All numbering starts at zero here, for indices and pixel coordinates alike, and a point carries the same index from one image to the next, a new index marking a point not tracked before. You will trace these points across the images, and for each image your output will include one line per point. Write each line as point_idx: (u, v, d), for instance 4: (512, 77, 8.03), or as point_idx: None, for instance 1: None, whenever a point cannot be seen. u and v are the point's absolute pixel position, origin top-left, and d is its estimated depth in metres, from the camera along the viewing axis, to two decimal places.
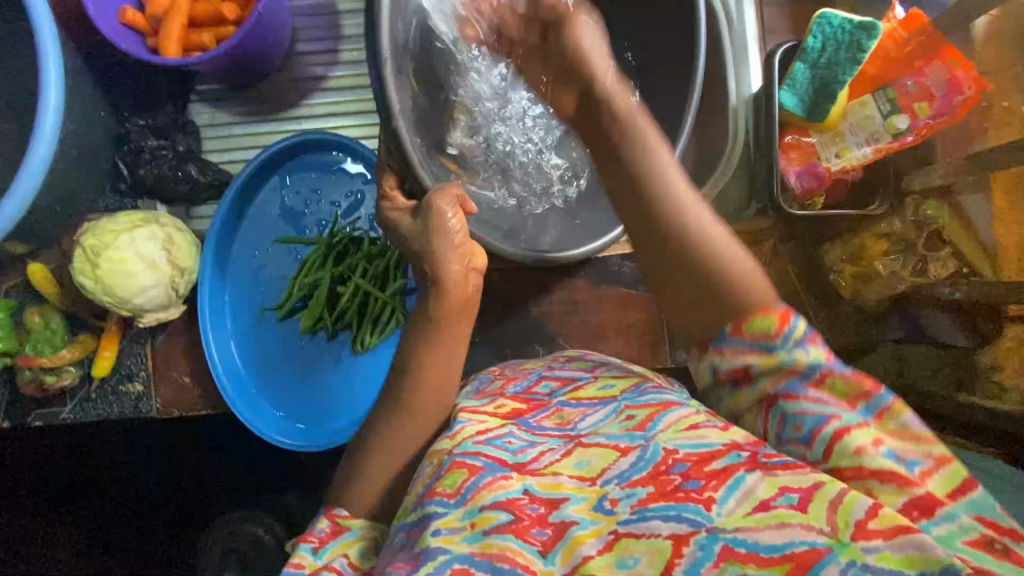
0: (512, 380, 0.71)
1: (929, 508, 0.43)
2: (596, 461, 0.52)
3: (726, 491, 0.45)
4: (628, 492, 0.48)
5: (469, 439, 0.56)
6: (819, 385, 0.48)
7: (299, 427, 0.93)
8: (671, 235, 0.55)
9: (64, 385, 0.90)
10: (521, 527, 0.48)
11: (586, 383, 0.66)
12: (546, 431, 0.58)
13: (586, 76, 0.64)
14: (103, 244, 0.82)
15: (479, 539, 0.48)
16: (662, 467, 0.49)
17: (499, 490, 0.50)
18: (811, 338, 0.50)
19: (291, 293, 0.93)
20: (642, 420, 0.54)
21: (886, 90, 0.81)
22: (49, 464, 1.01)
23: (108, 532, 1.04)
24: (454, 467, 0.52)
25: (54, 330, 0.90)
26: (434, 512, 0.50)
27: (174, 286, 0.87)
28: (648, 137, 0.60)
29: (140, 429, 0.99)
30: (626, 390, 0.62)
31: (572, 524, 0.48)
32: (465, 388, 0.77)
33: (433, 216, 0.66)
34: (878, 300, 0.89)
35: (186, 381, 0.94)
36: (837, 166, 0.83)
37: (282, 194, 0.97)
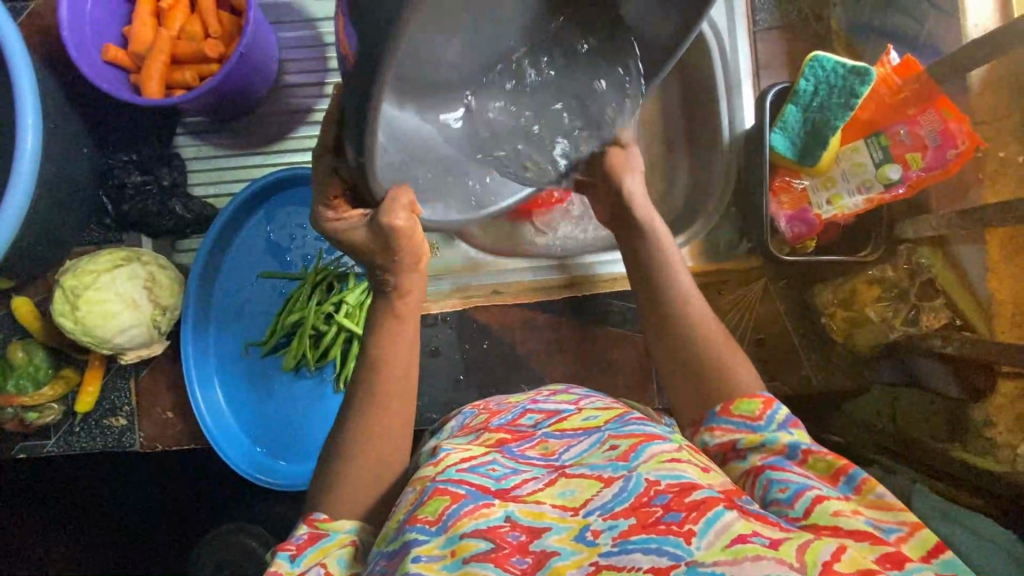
0: (498, 414, 0.70)
1: (900, 561, 0.43)
2: (580, 491, 0.51)
3: (705, 525, 0.45)
4: (611, 524, 0.48)
5: (452, 466, 0.55)
6: (802, 464, 0.54)
7: (280, 463, 0.93)
8: (674, 320, 0.68)
9: (47, 421, 0.89)
10: (501, 555, 0.46)
11: (570, 415, 0.65)
12: (530, 459, 0.58)
13: (618, 189, 0.75)
14: (83, 284, 0.82)
15: (458, 567, 0.46)
16: (643, 498, 0.48)
17: (480, 518, 0.49)
18: (792, 422, 0.58)
19: (274, 330, 0.92)
20: (625, 449, 0.54)
21: (878, 137, 0.79)
22: (36, 497, 1.02)
23: (96, 565, 1.04)
24: (436, 494, 0.51)
25: (38, 365, 0.89)
26: (414, 538, 0.48)
27: (156, 324, 0.87)
28: (664, 246, 0.73)
29: (129, 461, 1.03)
30: (610, 420, 0.62)
31: (552, 554, 0.47)
32: (449, 421, 0.77)
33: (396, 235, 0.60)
34: (869, 345, 0.88)
35: (170, 416, 0.94)
36: (828, 214, 0.82)
37: (268, 228, 0.96)
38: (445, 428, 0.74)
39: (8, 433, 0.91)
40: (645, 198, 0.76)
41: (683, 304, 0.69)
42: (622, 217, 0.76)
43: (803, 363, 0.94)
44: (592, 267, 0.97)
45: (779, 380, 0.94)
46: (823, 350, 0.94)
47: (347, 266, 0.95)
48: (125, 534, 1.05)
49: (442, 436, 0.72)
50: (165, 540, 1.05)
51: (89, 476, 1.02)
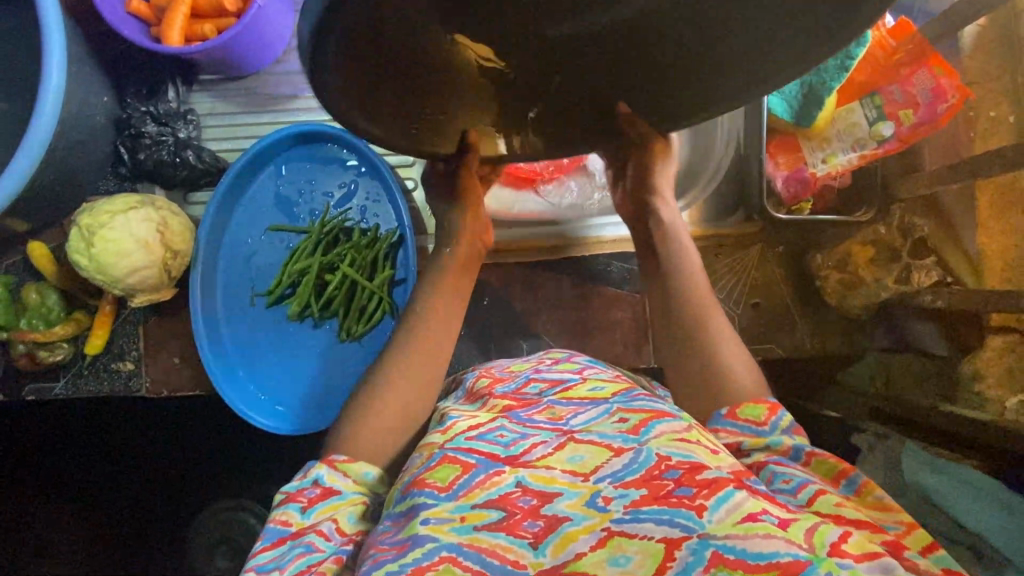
0: (501, 381, 0.72)
1: (899, 549, 0.46)
2: (590, 457, 0.52)
3: (717, 501, 0.45)
4: (621, 493, 0.48)
5: (461, 434, 0.56)
6: (805, 464, 0.56)
7: (278, 409, 0.95)
8: (687, 327, 0.68)
9: (57, 360, 0.92)
10: (513, 522, 0.48)
11: (575, 384, 0.66)
12: (538, 423, 0.58)
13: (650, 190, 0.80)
14: (98, 223, 0.84)
15: (468, 531, 0.48)
16: (654, 471, 0.49)
17: (492, 487, 0.50)
18: (795, 429, 0.60)
19: (280, 280, 0.94)
20: (635, 423, 0.54)
21: (873, 97, 0.81)
22: (81, 426, 1.14)
23: (130, 491, 1.18)
24: (447, 461, 0.53)
25: (51, 307, 0.92)
26: (423, 502, 0.50)
27: (167, 268, 0.89)
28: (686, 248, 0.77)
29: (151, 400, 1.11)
30: (616, 393, 0.63)
31: (564, 520, 0.48)
32: (453, 388, 0.80)
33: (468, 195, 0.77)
34: (863, 307, 0.89)
35: (176, 362, 0.96)
36: (822, 172, 0.84)
37: (277, 183, 0.98)
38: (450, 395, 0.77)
39: (20, 373, 0.94)
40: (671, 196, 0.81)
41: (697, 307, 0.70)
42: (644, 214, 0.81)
43: (798, 326, 0.96)
44: (600, 231, 0.99)
45: (774, 343, 0.96)
46: (817, 315, 0.95)
47: (354, 220, 0.97)
48: (158, 464, 1.18)
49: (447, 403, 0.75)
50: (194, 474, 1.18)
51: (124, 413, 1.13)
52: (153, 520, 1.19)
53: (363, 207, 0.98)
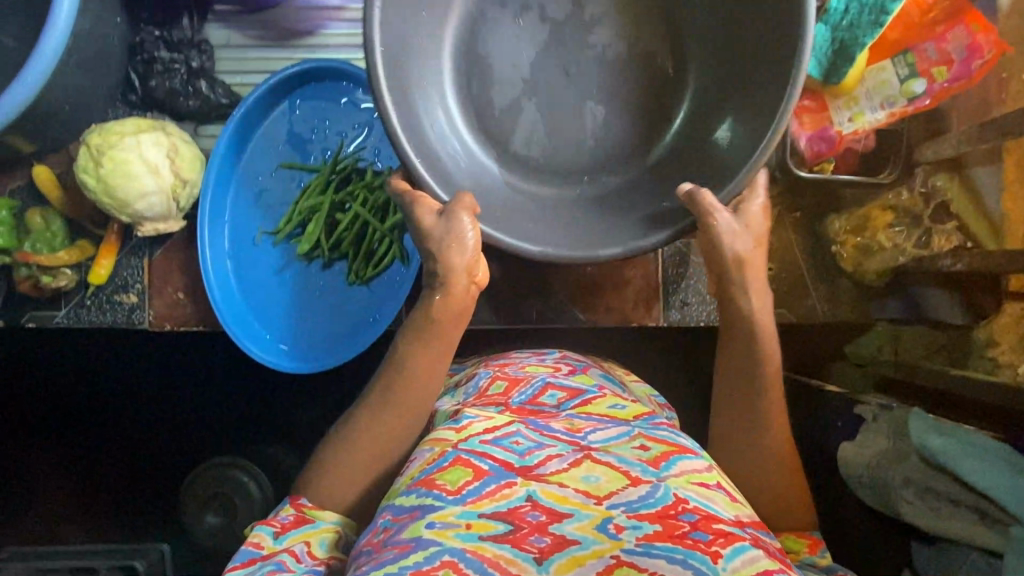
0: (517, 386, 0.72)
1: None
2: (604, 480, 0.55)
3: (733, 551, 0.50)
4: (634, 524, 0.52)
5: (476, 436, 0.59)
6: None
7: (282, 348, 0.94)
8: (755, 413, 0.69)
9: (59, 287, 0.91)
10: (518, 536, 0.51)
11: (595, 398, 0.69)
12: (555, 433, 0.61)
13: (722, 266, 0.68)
14: (108, 144, 0.83)
15: (473, 539, 0.50)
16: (671, 510, 0.52)
17: (501, 500, 0.53)
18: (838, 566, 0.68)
19: (290, 218, 0.93)
20: (657, 455, 0.58)
21: (906, 54, 0.80)
22: (82, 364, 1.14)
23: (129, 432, 1.19)
24: (459, 464, 0.55)
25: (55, 232, 0.91)
26: (431, 504, 0.53)
27: (176, 198, 0.88)
28: (765, 332, 0.68)
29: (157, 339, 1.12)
30: (637, 417, 0.66)
31: (572, 542, 0.51)
32: (466, 381, 0.79)
33: (451, 226, 0.66)
34: (878, 273, 0.89)
35: (180, 297, 0.94)
36: (848, 130, 0.83)
37: (290, 121, 0.96)
38: (460, 391, 0.76)
39: (20, 299, 0.92)
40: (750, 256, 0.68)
41: (763, 391, 0.69)
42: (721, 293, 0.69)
43: (809, 293, 0.94)
44: None
45: (786, 309, 0.93)
46: (829, 286, 0.93)
47: (368, 161, 0.96)
48: (159, 404, 1.19)
49: (457, 399, 0.75)
50: (196, 415, 1.19)
51: (130, 350, 1.14)
52: (150, 463, 1.20)
53: (377, 148, 0.96)
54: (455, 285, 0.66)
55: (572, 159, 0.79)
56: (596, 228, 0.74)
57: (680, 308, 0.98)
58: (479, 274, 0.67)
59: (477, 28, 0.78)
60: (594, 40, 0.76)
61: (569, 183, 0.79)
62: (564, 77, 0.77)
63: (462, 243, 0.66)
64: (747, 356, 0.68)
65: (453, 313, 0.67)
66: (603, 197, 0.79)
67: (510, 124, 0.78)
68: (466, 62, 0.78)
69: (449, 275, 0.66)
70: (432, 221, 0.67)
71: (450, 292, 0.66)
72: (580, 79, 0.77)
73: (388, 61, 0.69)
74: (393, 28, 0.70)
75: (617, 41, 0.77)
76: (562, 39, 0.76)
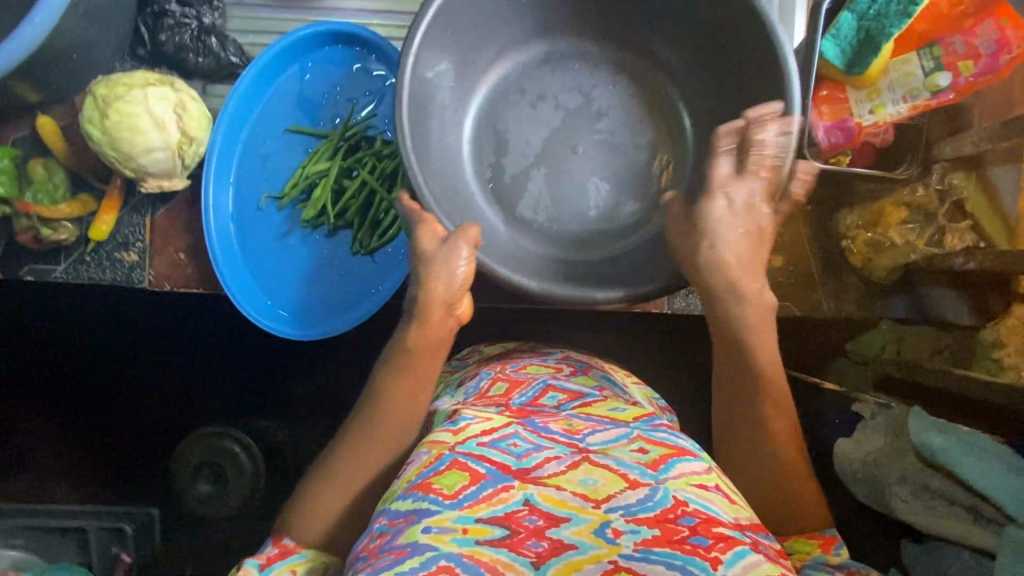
0: (518, 386, 0.72)
1: None
2: (603, 483, 0.55)
3: (733, 557, 0.49)
4: (633, 528, 0.51)
5: (473, 439, 0.57)
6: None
7: (281, 313, 0.93)
8: (758, 415, 0.68)
9: (60, 240, 0.90)
10: (515, 541, 0.51)
11: (595, 401, 0.69)
12: (553, 435, 0.59)
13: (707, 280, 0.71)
14: (116, 96, 0.83)
15: (469, 544, 0.50)
16: (670, 514, 0.52)
17: (498, 504, 0.53)
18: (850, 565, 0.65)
19: (296, 182, 0.92)
20: (656, 458, 0.57)
21: (932, 47, 0.79)
22: (77, 324, 1.13)
23: (122, 395, 1.19)
24: (455, 468, 0.55)
25: (57, 183, 0.89)
26: (426, 508, 0.52)
27: (181, 155, 0.87)
28: (755, 341, 0.68)
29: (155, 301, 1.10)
30: (637, 419, 0.64)
31: (570, 546, 0.51)
32: (465, 381, 0.78)
33: (446, 255, 0.69)
34: (887, 270, 0.88)
35: (181, 258, 0.93)
36: (868, 123, 0.82)
37: (301, 84, 0.94)
38: (460, 390, 0.76)
39: (19, 251, 0.91)
40: (737, 278, 0.70)
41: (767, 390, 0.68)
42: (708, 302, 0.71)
43: (818, 287, 0.94)
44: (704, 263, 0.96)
45: (791, 302, 0.94)
46: (836, 279, 0.94)
47: (378, 129, 0.94)
48: (154, 368, 1.18)
49: (456, 398, 0.73)
50: (189, 380, 1.19)
51: (125, 313, 1.13)
52: (141, 426, 1.20)
53: (388, 117, 0.95)
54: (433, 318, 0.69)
55: (561, 225, 0.88)
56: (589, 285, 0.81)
57: (685, 296, 0.97)
58: (460, 309, 0.70)
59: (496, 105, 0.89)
60: (600, 128, 0.88)
61: (568, 249, 0.87)
62: (572, 155, 0.87)
63: (453, 272, 0.69)
64: (750, 354, 0.68)
65: (431, 345, 0.69)
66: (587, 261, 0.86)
67: (510, 189, 0.88)
68: (483, 137, 0.89)
69: (431, 302, 0.69)
70: (433, 246, 0.70)
71: (429, 315, 0.69)
72: (586, 159, 0.87)
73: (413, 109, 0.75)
74: (422, 85, 0.77)
75: (621, 131, 0.88)
76: (572, 124, 0.87)
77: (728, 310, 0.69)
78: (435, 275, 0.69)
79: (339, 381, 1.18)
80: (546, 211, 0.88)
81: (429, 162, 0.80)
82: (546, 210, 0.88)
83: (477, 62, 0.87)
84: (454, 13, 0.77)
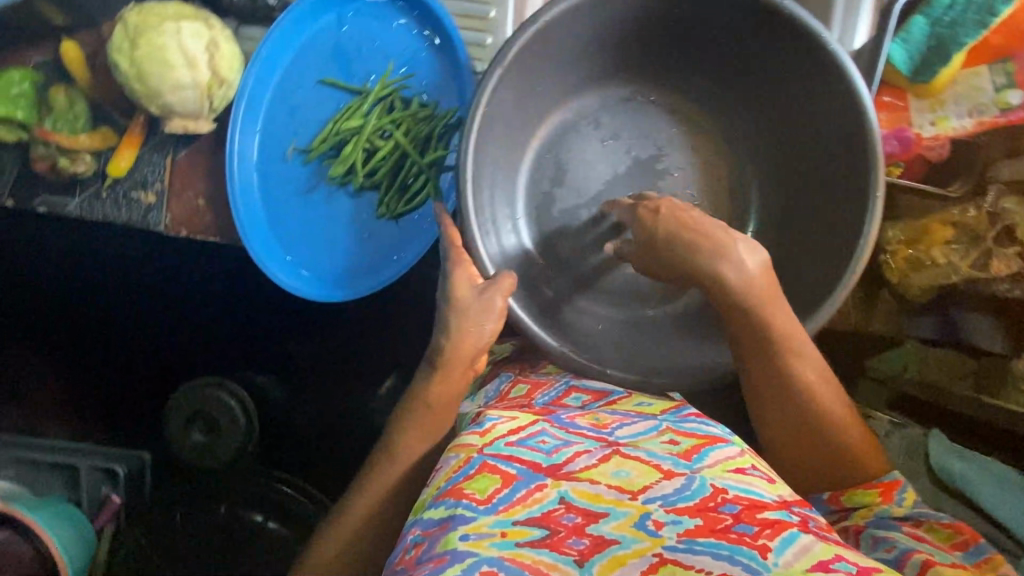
0: (541, 386, 0.76)
1: None
2: (636, 475, 0.56)
3: (782, 543, 0.49)
4: (674, 519, 0.52)
5: (501, 439, 0.58)
6: (916, 526, 0.65)
7: (304, 275, 0.90)
8: (793, 405, 0.69)
9: (77, 173, 0.86)
10: (556, 540, 0.51)
11: (620, 398, 0.73)
12: (580, 430, 0.62)
13: (711, 273, 0.69)
14: (148, 27, 0.79)
15: (509, 547, 0.50)
16: (711, 503, 0.53)
17: (534, 505, 0.53)
18: (915, 508, 0.67)
19: (326, 137, 0.88)
20: (688, 448, 0.59)
21: (1006, 63, 0.76)
22: (86, 263, 1.11)
23: (129, 338, 1.18)
24: (486, 471, 0.55)
25: (77, 114, 0.86)
26: (462, 515, 0.52)
27: (211, 96, 0.83)
28: (766, 317, 0.68)
29: (166, 247, 1.08)
30: (664, 411, 0.68)
31: (612, 542, 0.51)
32: (485, 385, 0.83)
33: (479, 306, 0.71)
34: (923, 289, 0.86)
35: (201, 205, 0.88)
36: (929, 134, 0.80)
37: (337, 33, 0.89)
38: (481, 393, 0.80)
39: (31, 182, 0.86)
40: (738, 262, 0.69)
41: (789, 372, 0.69)
42: (722, 295, 0.70)
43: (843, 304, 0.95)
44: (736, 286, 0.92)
45: None
46: (864, 299, 0.94)
47: (415, 90, 0.92)
48: (160, 315, 1.16)
49: (478, 402, 0.78)
50: (198, 335, 1.17)
51: (136, 257, 1.10)
52: (144, 374, 1.19)
53: (428, 79, 0.92)
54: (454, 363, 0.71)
55: (601, 272, 0.91)
56: (617, 344, 0.84)
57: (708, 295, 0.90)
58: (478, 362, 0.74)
59: (564, 140, 0.91)
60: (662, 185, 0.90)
61: (601, 296, 0.91)
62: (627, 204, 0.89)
63: (480, 327, 0.71)
64: (785, 351, 0.69)
65: (452, 397, 0.72)
66: (616, 313, 0.90)
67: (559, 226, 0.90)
68: (545, 164, 0.90)
69: (456, 343, 0.71)
70: (467, 296, 0.71)
71: (457, 341, 0.71)
72: None
73: (482, 133, 0.76)
74: (499, 110, 0.79)
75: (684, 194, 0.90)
76: (633, 176, 0.89)
77: (737, 301, 0.69)
78: (467, 325, 0.71)
79: (346, 347, 1.17)
80: (590, 252, 0.90)
81: (487, 181, 0.82)
82: (587, 253, 0.90)
83: (555, 92, 0.88)
84: (546, 44, 0.77)
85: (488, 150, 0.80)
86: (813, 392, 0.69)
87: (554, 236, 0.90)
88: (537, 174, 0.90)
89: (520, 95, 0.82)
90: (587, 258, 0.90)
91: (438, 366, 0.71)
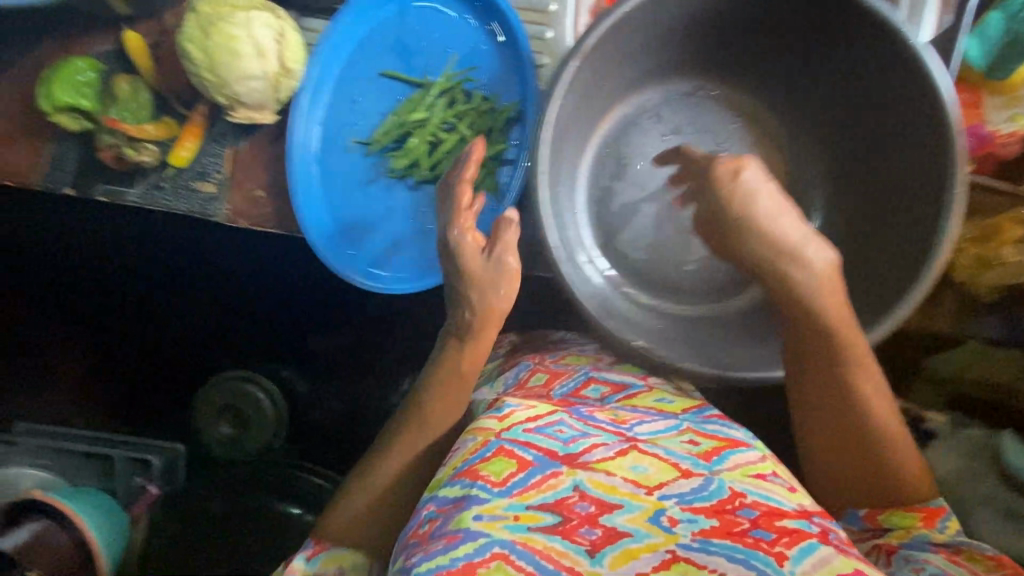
0: (558, 377, 0.76)
1: None
2: (653, 471, 0.56)
3: (800, 553, 0.50)
4: (689, 518, 0.53)
5: (519, 425, 0.58)
6: (955, 553, 0.66)
7: (372, 270, 0.91)
8: (847, 414, 0.69)
9: (141, 162, 0.86)
10: (568, 528, 0.51)
11: (639, 393, 0.72)
12: (600, 424, 0.61)
13: (777, 274, 0.68)
14: (219, 16, 0.79)
15: (522, 531, 0.51)
16: (728, 506, 0.53)
17: (548, 491, 0.54)
18: (954, 537, 0.68)
19: (389, 130, 0.89)
20: (708, 449, 0.60)
21: None
22: (140, 252, 1.12)
23: (178, 328, 1.19)
24: (503, 455, 0.55)
25: (141, 103, 0.86)
26: (476, 496, 0.53)
27: (277, 87, 0.82)
28: (830, 318, 0.67)
29: (219, 237, 1.09)
30: (684, 410, 0.68)
31: (624, 534, 0.51)
32: (502, 372, 0.82)
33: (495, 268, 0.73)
34: (991, 289, 0.85)
35: (260, 196, 0.88)
36: (1007, 131, 0.78)
37: (399, 26, 0.89)
38: (499, 380, 0.79)
39: (94, 170, 0.87)
40: (800, 258, 0.67)
41: (851, 382, 0.68)
42: (784, 298, 0.68)
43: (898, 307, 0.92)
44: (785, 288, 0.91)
45: None
46: (928, 297, 0.91)
47: (477, 84, 0.91)
48: (209, 305, 1.18)
49: (497, 389, 0.77)
50: (245, 325, 1.19)
51: (187, 246, 1.11)
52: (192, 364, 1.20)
53: (491, 72, 0.91)
54: (484, 332, 0.75)
55: (662, 267, 0.90)
56: (681, 337, 0.83)
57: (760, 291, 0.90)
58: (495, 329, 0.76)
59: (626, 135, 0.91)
60: None
61: (660, 291, 0.90)
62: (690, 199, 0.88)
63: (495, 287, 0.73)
64: (853, 360, 0.68)
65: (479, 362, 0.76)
66: (675, 310, 0.90)
67: (619, 220, 0.90)
68: (606, 159, 0.91)
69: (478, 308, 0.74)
70: (479, 264, 0.73)
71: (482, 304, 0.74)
72: None
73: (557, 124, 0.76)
74: (573, 102, 0.79)
75: None
76: None
77: (807, 302, 0.67)
78: (485, 290, 0.74)
79: (392, 339, 1.18)
80: (650, 246, 0.90)
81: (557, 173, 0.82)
82: (648, 247, 0.90)
83: (621, 87, 0.88)
84: (621, 37, 0.78)
85: (561, 142, 0.80)
86: (868, 402, 0.69)
87: (614, 230, 0.90)
88: (598, 168, 0.91)
89: (592, 89, 0.82)
90: (646, 253, 0.90)
91: (467, 338, 0.75)
